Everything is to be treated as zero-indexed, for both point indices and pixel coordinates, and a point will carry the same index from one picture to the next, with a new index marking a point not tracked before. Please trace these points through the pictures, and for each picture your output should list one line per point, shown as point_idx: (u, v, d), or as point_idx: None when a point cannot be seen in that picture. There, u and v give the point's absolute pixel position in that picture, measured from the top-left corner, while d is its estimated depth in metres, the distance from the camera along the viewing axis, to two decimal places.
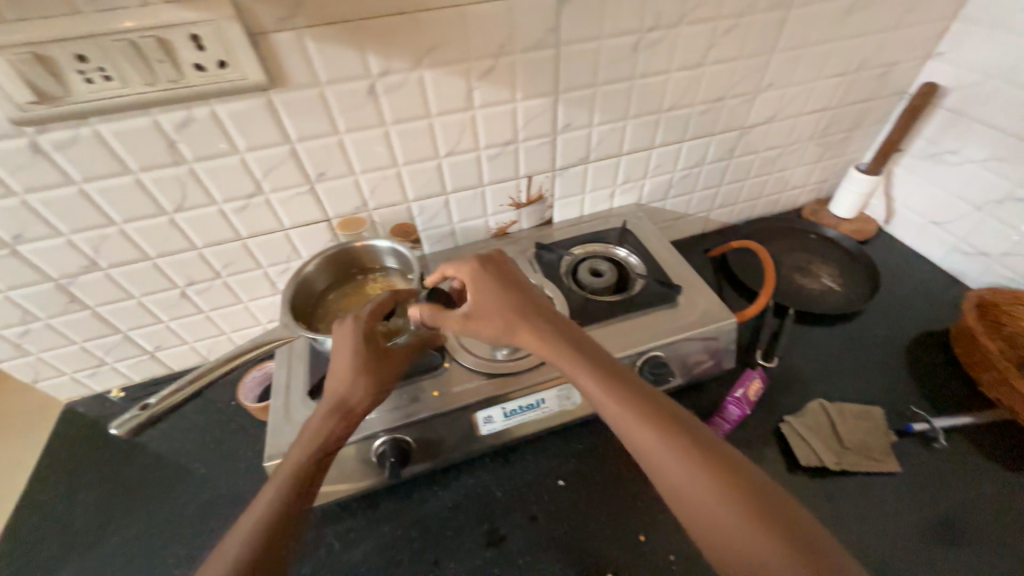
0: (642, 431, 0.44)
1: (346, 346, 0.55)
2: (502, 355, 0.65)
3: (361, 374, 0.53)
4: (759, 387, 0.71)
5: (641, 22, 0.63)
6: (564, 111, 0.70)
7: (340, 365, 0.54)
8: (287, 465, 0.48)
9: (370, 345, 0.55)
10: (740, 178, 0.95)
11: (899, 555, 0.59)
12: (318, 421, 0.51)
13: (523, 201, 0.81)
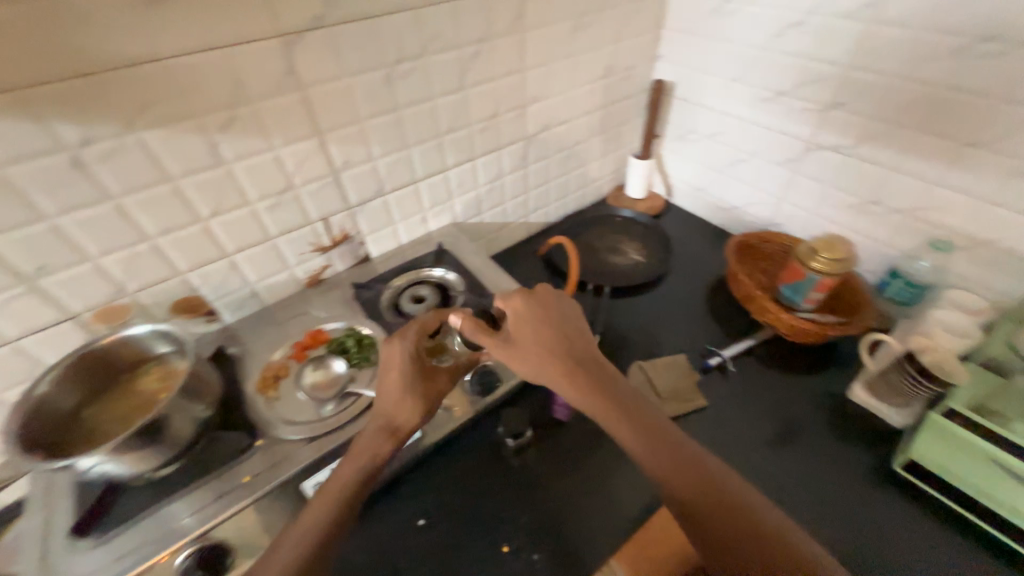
0: (668, 476, 0.49)
1: (392, 367, 0.57)
2: (330, 411, 0.61)
3: (407, 398, 0.56)
4: None
5: (384, 57, 0.66)
6: (338, 150, 0.69)
7: (389, 388, 0.56)
8: (328, 493, 0.50)
9: (410, 367, 0.57)
10: (543, 181, 1.04)
11: None
12: (366, 440, 0.53)
13: (328, 244, 0.78)
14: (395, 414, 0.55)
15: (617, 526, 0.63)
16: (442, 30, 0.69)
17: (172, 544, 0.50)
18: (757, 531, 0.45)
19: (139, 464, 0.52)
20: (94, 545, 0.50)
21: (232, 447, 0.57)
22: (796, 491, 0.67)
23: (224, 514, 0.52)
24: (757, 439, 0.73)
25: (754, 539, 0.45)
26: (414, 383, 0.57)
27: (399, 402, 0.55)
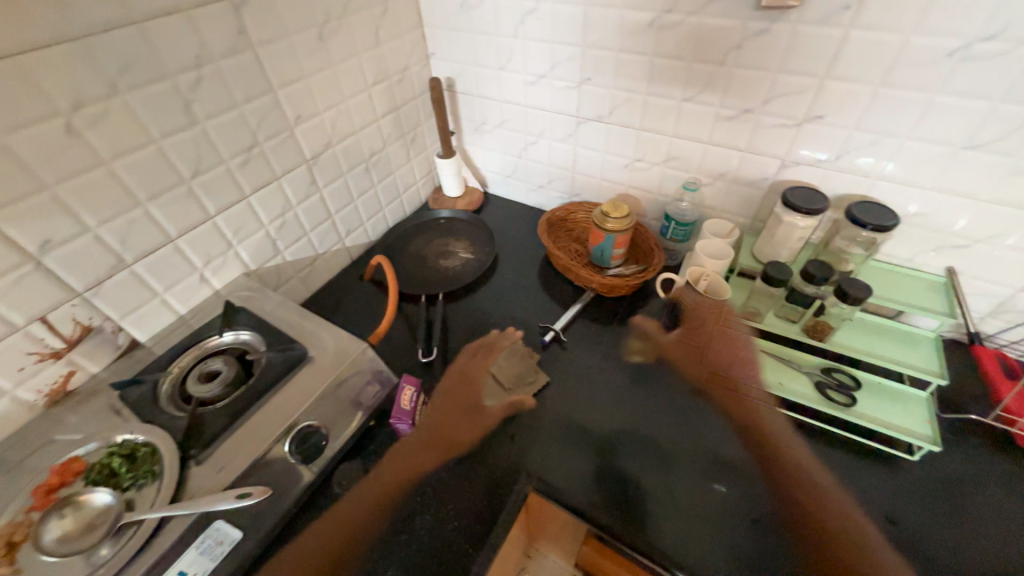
0: (756, 432, 0.71)
1: (455, 391, 0.76)
2: (107, 553, 0.48)
3: (462, 420, 0.72)
4: (411, 394, 0.71)
5: (49, 103, 0.51)
6: (22, 231, 0.53)
7: (444, 411, 0.73)
8: (370, 492, 0.65)
9: (471, 401, 0.74)
10: (347, 202, 0.96)
11: (576, 427, 0.74)
12: (415, 454, 0.69)
13: (62, 346, 0.61)
14: (445, 434, 0.71)
15: (498, 517, 0.63)
16: (133, 60, 0.57)
17: None
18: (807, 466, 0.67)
19: None
20: None
21: None
22: (650, 425, 0.74)
23: None
24: (617, 386, 0.79)
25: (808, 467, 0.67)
26: (467, 408, 0.74)
27: (455, 424, 0.72)
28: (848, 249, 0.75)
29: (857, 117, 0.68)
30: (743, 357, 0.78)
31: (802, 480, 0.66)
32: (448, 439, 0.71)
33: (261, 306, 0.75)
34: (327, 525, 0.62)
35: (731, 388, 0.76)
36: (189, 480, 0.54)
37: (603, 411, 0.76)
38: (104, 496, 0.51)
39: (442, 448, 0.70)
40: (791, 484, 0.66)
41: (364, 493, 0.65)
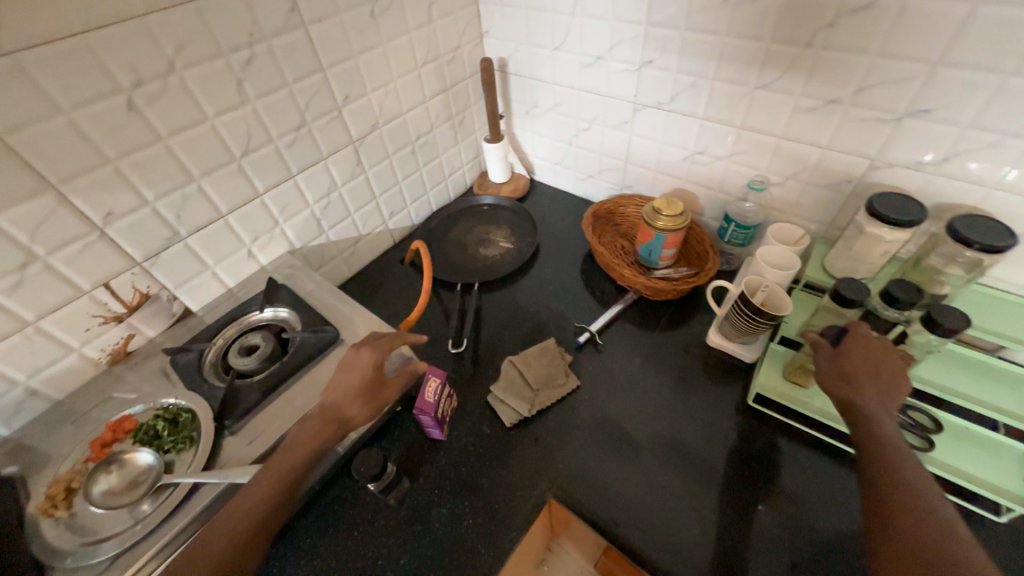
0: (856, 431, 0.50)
1: (347, 365, 0.61)
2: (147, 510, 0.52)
3: (359, 399, 0.58)
4: (437, 386, 0.66)
5: (111, 80, 0.53)
6: (87, 203, 0.57)
7: (344, 385, 0.59)
8: (271, 476, 0.51)
9: (370, 376, 0.60)
10: (391, 185, 0.96)
11: (614, 426, 0.71)
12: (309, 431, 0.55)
13: (123, 311, 0.66)
14: (332, 411, 0.57)
15: (514, 517, 0.62)
16: (189, 39, 0.58)
17: None
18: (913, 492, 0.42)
19: None
20: None
21: None
22: (688, 433, 0.69)
23: None
24: (659, 391, 0.75)
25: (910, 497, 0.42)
26: (361, 385, 0.59)
27: (343, 401, 0.58)
28: (946, 269, 0.64)
29: (975, 113, 0.57)
30: (881, 365, 0.54)
31: (894, 512, 0.42)
32: (335, 415, 0.57)
33: (303, 285, 0.78)
34: (227, 522, 0.48)
35: (854, 389, 0.53)
36: (224, 449, 0.57)
37: (642, 417, 0.72)
38: (148, 457, 0.55)
39: (328, 427, 0.55)
40: (874, 489, 0.45)
41: (266, 476, 0.51)
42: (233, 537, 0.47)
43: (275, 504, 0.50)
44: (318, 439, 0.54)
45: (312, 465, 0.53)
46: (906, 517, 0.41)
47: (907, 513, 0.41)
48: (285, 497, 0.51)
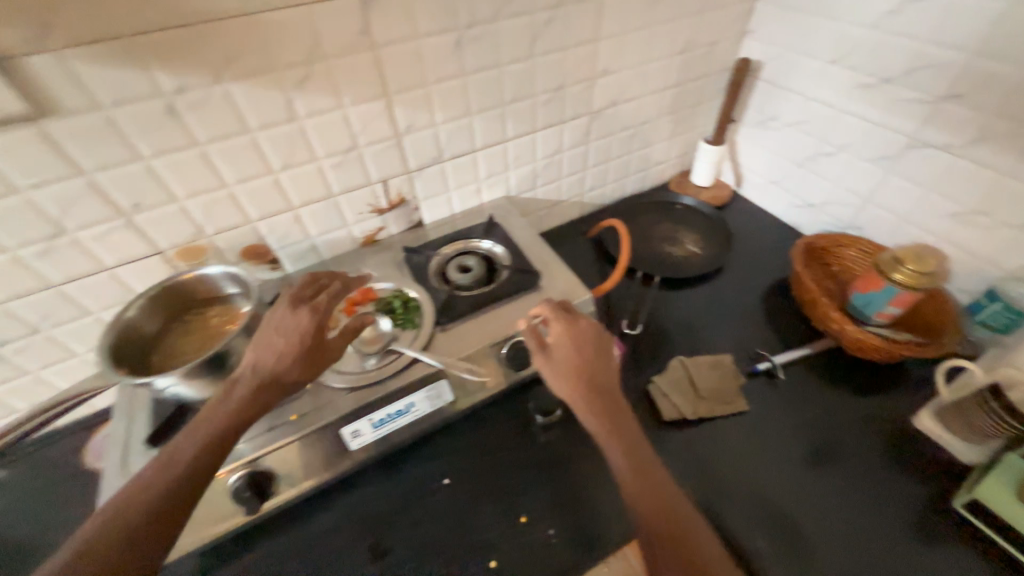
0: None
1: (265, 336, 0.53)
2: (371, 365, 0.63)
3: (297, 362, 0.52)
4: None
5: (455, 19, 0.64)
6: (401, 114, 0.69)
7: (274, 348, 0.52)
8: (202, 437, 0.47)
9: (307, 340, 0.53)
10: (603, 160, 1.00)
11: (762, 482, 0.66)
12: (245, 399, 0.49)
13: (385, 206, 0.80)
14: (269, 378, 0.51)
15: None
16: None
17: (232, 463, 0.55)
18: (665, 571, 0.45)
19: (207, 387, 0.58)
20: (160, 456, 0.56)
21: None
22: (812, 516, 0.63)
23: (270, 446, 0.57)
24: (821, 467, 0.67)
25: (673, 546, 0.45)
26: (246, 374, 0.51)
27: (283, 364, 0.51)
28: None
29: None
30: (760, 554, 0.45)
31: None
32: (224, 419, 0.48)
33: (512, 228, 0.86)
34: (178, 469, 0.45)
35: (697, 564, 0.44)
36: (437, 339, 0.67)
37: (791, 486, 0.66)
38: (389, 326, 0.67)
39: (230, 425, 0.48)
40: None
41: (199, 436, 0.47)
42: (98, 542, 0.39)
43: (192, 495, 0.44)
44: (231, 416, 0.48)
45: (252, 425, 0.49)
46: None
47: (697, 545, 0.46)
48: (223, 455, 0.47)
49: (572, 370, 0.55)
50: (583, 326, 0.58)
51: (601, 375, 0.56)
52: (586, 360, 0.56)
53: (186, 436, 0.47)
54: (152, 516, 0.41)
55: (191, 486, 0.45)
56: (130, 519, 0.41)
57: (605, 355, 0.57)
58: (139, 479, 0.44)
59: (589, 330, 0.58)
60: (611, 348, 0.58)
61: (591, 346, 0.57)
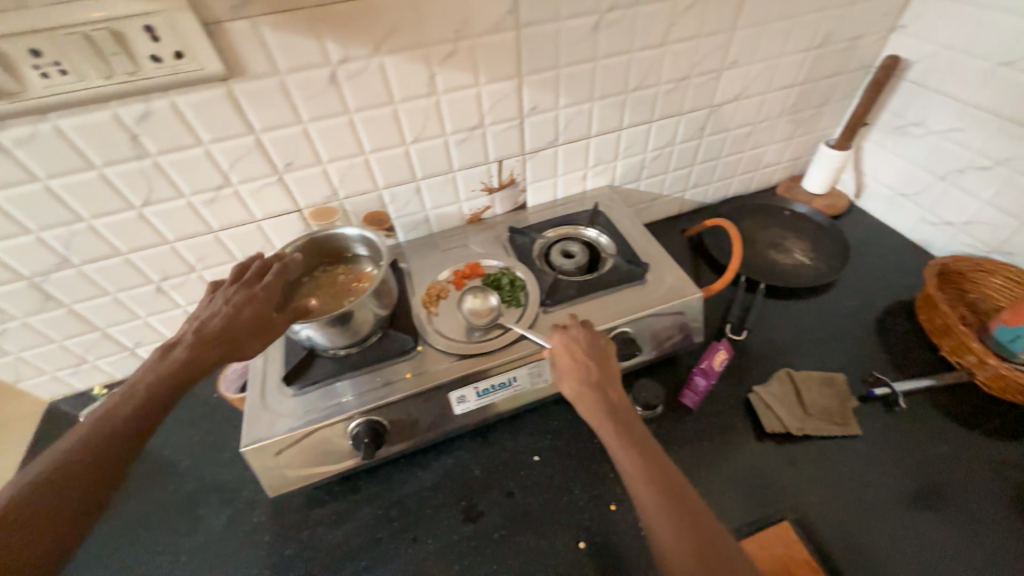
0: None
1: (231, 302, 0.54)
2: (476, 337, 0.66)
3: (235, 328, 0.52)
4: (724, 358, 0.70)
5: (598, 2, 0.64)
6: (529, 95, 0.70)
7: (225, 312, 0.53)
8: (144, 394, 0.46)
9: (262, 312, 0.55)
10: (712, 157, 0.96)
11: (871, 518, 0.61)
12: (189, 352, 0.49)
13: (495, 185, 0.81)
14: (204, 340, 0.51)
15: (750, 513, 0.62)
16: None
17: (352, 412, 0.60)
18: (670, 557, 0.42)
19: (336, 337, 0.63)
20: (293, 394, 0.62)
21: (398, 345, 0.65)
22: (928, 567, 0.57)
23: (386, 399, 0.61)
24: (944, 515, 0.61)
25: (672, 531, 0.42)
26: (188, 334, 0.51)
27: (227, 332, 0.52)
28: None
29: None
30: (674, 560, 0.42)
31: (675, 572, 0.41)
32: (172, 374, 0.47)
33: (615, 218, 0.85)
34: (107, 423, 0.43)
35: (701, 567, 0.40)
36: (541, 320, 0.68)
37: (906, 529, 0.60)
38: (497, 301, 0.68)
39: (176, 380, 0.48)
40: None
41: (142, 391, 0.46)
42: (18, 490, 0.38)
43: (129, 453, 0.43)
44: (183, 370, 0.48)
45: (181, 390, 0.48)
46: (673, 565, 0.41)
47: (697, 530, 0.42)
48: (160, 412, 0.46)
49: (581, 366, 0.56)
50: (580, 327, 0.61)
51: (597, 369, 0.56)
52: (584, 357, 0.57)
53: (119, 393, 0.46)
54: (76, 464, 0.40)
55: (131, 441, 0.44)
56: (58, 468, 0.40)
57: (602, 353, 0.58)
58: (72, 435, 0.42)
59: (583, 331, 0.60)
60: (608, 347, 0.59)
61: (592, 343, 0.59)
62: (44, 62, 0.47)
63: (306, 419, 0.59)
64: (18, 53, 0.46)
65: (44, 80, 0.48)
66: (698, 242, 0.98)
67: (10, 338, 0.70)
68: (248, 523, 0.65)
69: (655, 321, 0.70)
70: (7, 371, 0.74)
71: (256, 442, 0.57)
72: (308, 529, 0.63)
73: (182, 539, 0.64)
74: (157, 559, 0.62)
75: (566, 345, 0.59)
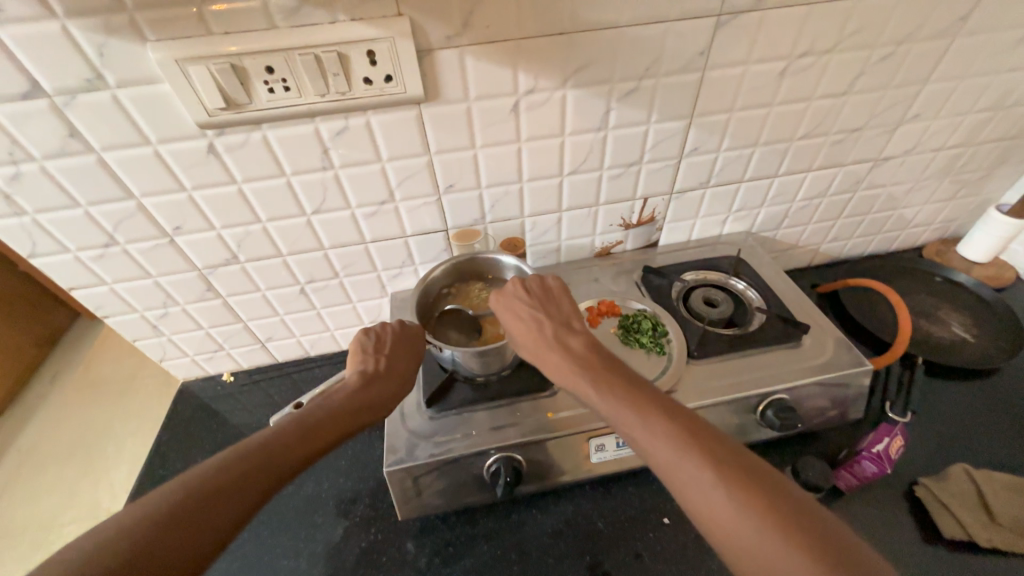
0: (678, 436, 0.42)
1: (373, 365, 0.54)
2: None
3: (384, 383, 0.53)
4: (899, 446, 0.61)
5: (792, 48, 0.61)
6: (694, 136, 0.68)
7: (374, 372, 0.53)
8: (293, 445, 0.43)
9: (406, 366, 0.56)
10: (863, 212, 0.88)
11: None
12: (345, 405, 0.49)
13: (634, 222, 0.78)
14: (370, 380, 0.53)
15: None
16: (867, 26, 0.61)
17: (490, 446, 0.58)
18: (701, 504, 0.38)
19: (477, 366, 0.62)
20: (432, 417, 0.62)
21: (537, 381, 0.64)
22: None
23: (527, 438, 0.58)
24: None
25: (688, 464, 0.40)
26: (353, 376, 0.53)
27: (390, 376, 0.54)
28: None
29: None
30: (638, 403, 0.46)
31: (714, 513, 0.37)
32: (339, 411, 0.48)
33: (756, 268, 0.80)
34: (244, 465, 0.40)
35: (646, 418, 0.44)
36: (688, 373, 0.64)
37: None
38: (648, 309, 0.71)
39: (341, 425, 0.48)
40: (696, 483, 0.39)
41: (289, 443, 0.43)
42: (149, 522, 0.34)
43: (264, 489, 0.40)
44: (345, 422, 0.48)
45: (328, 441, 0.46)
46: (703, 506, 0.38)
47: (723, 458, 0.40)
48: (298, 455, 0.43)
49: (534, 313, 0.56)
50: (515, 289, 0.59)
51: (557, 330, 0.54)
52: (550, 318, 0.56)
53: (259, 443, 0.42)
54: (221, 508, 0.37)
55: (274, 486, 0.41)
56: (205, 476, 0.38)
57: (554, 310, 0.57)
58: (210, 474, 0.38)
59: (518, 291, 0.59)
60: (570, 305, 0.58)
61: (557, 304, 0.58)
62: (273, 78, 0.49)
63: (446, 446, 0.58)
64: (255, 69, 0.48)
65: (269, 95, 0.50)
66: (829, 299, 0.86)
67: (167, 321, 0.73)
68: (365, 540, 0.63)
69: (813, 390, 0.63)
70: (155, 350, 0.78)
71: (399, 463, 0.56)
72: (425, 559, 0.61)
73: (299, 546, 0.63)
74: (275, 562, 0.62)
75: (522, 305, 0.57)
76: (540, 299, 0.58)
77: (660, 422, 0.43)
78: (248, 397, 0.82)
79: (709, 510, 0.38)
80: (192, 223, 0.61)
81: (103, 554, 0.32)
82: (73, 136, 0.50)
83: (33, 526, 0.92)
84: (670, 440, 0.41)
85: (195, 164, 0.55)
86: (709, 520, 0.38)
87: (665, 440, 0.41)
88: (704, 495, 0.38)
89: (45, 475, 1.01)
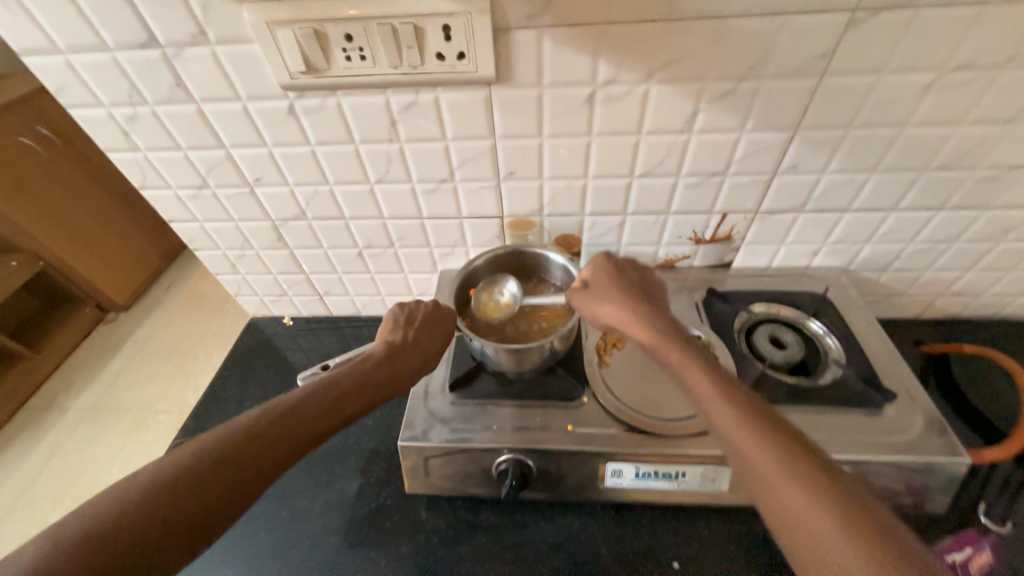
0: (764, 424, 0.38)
1: (400, 337, 0.55)
2: (651, 414, 0.58)
3: (408, 356, 0.54)
4: (985, 562, 0.52)
5: (947, 57, 0.49)
6: (795, 151, 0.59)
7: (399, 344, 0.54)
8: (316, 409, 0.45)
9: (431, 340, 0.56)
10: (1006, 268, 0.71)
11: None
12: (367, 372, 0.50)
13: (706, 237, 0.71)
14: (395, 352, 0.53)
15: None
16: None
17: (503, 445, 0.57)
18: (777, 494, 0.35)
19: (506, 362, 0.61)
20: (453, 402, 0.62)
21: (565, 390, 0.61)
22: None
23: (541, 445, 0.56)
24: None
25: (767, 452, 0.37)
26: (381, 345, 0.54)
27: (418, 352, 0.55)
28: None
29: None
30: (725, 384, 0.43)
31: (788, 501, 0.34)
32: (362, 378, 0.50)
33: (845, 313, 0.69)
34: (268, 425, 0.42)
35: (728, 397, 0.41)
36: None
37: None
38: (703, 336, 0.65)
39: (361, 391, 0.49)
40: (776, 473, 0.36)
41: (312, 407, 0.45)
42: (181, 467, 0.38)
43: (287, 450, 0.42)
44: (367, 390, 0.49)
45: (350, 407, 0.47)
46: (777, 499, 0.35)
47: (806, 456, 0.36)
48: (319, 419, 0.45)
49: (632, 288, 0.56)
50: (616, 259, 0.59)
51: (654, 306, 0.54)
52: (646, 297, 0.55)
53: (286, 402, 0.45)
54: (244, 462, 0.40)
55: (296, 446, 0.43)
56: (233, 431, 0.41)
57: (648, 293, 0.56)
58: (238, 429, 0.41)
59: (622, 267, 0.59)
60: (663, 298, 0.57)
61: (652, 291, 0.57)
62: (351, 46, 0.50)
63: (461, 435, 0.58)
64: (335, 36, 0.49)
65: (346, 62, 0.51)
66: (936, 363, 0.72)
67: (243, 262, 0.80)
68: (375, 501, 0.66)
69: (885, 470, 0.53)
70: (232, 285, 0.86)
71: (413, 440, 0.58)
72: (425, 534, 0.62)
73: (318, 490, 0.68)
74: (294, 500, 0.67)
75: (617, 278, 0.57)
76: (638, 279, 0.58)
77: (754, 417, 0.39)
78: (301, 342, 0.89)
79: (786, 500, 0.34)
80: (271, 178, 0.66)
81: (146, 491, 0.36)
82: (178, 85, 0.55)
83: (136, 408, 1.09)
84: (752, 425, 0.38)
85: (276, 123, 0.59)
86: (780, 513, 0.35)
87: (746, 423, 0.38)
88: (782, 486, 0.35)
89: (141, 371, 1.19)
